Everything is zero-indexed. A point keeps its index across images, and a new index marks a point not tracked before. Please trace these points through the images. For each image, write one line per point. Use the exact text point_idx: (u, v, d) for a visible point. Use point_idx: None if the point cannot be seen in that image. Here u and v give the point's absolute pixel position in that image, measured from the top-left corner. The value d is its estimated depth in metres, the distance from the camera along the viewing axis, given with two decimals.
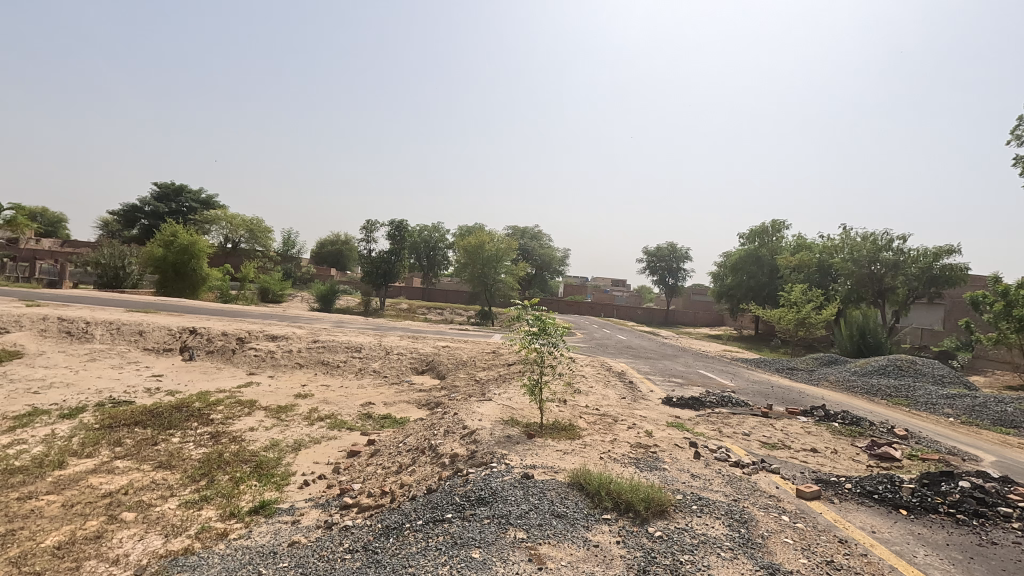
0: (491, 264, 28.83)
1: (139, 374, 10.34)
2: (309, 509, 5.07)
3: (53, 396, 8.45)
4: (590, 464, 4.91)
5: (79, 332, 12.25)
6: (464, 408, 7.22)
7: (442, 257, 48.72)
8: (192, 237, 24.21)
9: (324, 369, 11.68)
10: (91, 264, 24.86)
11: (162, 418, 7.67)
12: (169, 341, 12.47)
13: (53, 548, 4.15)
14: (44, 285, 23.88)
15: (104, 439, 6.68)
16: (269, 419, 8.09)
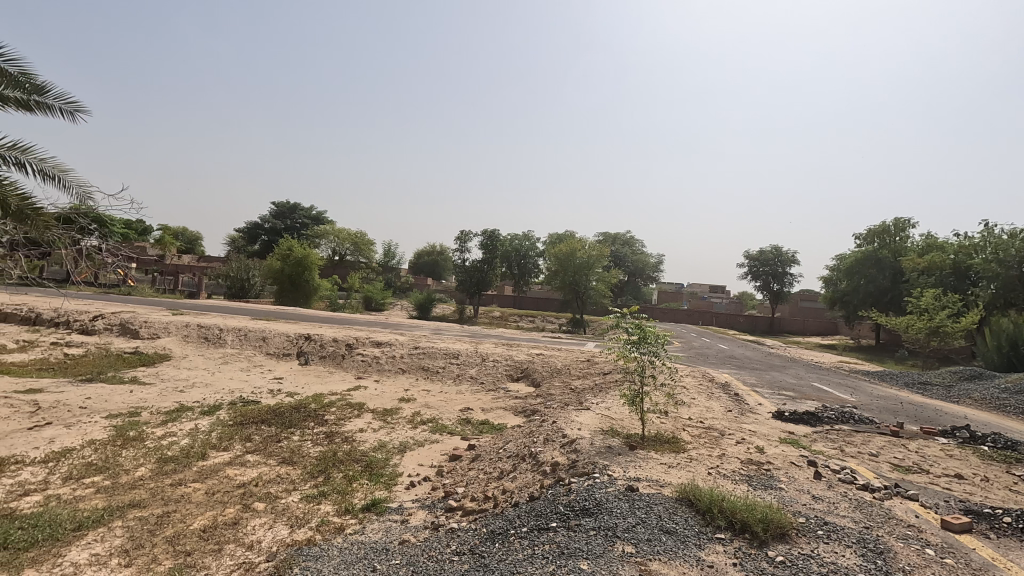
0: (582, 272, 28.64)
1: (264, 376, 11.38)
2: (416, 509, 5.29)
3: (195, 394, 9.52)
4: (698, 480, 4.68)
5: (214, 337, 13.74)
6: (562, 417, 7.19)
7: (533, 265, 49.25)
8: (305, 250, 26.36)
9: (425, 374, 12.14)
10: (223, 277, 27.91)
11: (284, 417, 8.37)
12: (287, 347, 13.59)
13: (200, 530, 4.65)
14: (185, 296, 27.15)
15: (237, 435, 7.42)
16: (377, 421, 8.55)
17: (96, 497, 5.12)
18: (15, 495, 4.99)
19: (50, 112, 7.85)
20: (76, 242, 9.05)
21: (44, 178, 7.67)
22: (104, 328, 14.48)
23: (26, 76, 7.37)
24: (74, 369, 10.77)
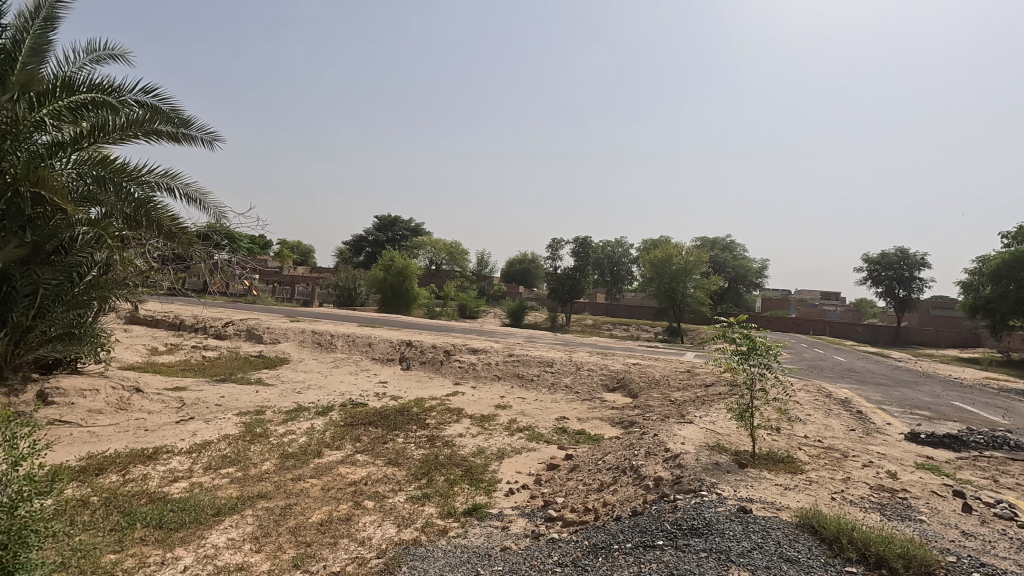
0: (678, 279, 27.61)
1: (370, 380, 12.06)
2: (516, 517, 5.32)
3: (311, 395, 10.29)
4: (821, 505, 4.29)
5: (326, 343, 14.81)
6: (664, 430, 6.92)
7: (626, 272, 48.26)
8: (405, 260, 27.75)
9: (520, 382, 12.25)
10: (333, 286, 30.09)
11: (389, 419, 8.81)
12: (390, 353, 14.32)
13: (318, 523, 4.99)
14: (300, 304, 29.60)
15: (348, 435, 7.91)
16: (475, 427, 8.74)
17: (231, 487, 5.66)
18: (166, 481, 5.66)
19: (193, 143, 8.89)
20: (210, 256, 10.18)
21: (188, 201, 8.74)
22: (235, 333, 16.10)
23: (175, 112, 8.43)
24: (210, 370, 12.06)
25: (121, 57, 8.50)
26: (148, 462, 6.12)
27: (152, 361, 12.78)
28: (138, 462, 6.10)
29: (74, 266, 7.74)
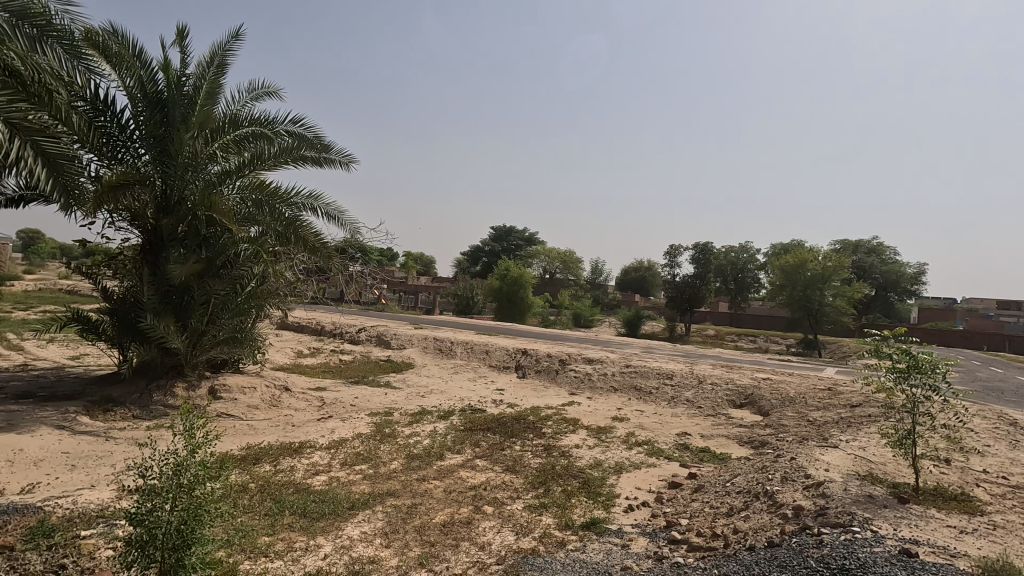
0: (814, 286, 25.18)
1: (487, 386, 12.38)
2: (637, 535, 5.10)
3: (433, 399, 10.79)
4: (1011, 556, 3.59)
5: (447, 349, 15.50)
6: (803, 453, 6.27)
7: (752, 279, 45.00)
8: (520, 270, 28.29)
9: (637, 394, 11.86)
10: (453, 295, 31.54)
11: (506, 426, 8.92)
12: (507, 360, 14.60)
13: (441, 524, 5.18)
14: (424, 312, 31.38)
15: (468, 440, 8.14)
16: (592, 438, 8.58)
17: (363, 483, 6.09)
18: (309, 473, 6.22)
19: (333, 166, 9.82)
20: (345, 267, 11.16)
21: (329, 219, 9.66)
22: (366, 339, 17.44)
23: (318, 139, 9.39)
24: (346, 373, 13.15)
25: (276, 94, 9.68)
26: (294, 455, 6.78)
27: (298, 363, 14.24)
28: (286, 454, 6.79)
29: (238, 279, 8.87)
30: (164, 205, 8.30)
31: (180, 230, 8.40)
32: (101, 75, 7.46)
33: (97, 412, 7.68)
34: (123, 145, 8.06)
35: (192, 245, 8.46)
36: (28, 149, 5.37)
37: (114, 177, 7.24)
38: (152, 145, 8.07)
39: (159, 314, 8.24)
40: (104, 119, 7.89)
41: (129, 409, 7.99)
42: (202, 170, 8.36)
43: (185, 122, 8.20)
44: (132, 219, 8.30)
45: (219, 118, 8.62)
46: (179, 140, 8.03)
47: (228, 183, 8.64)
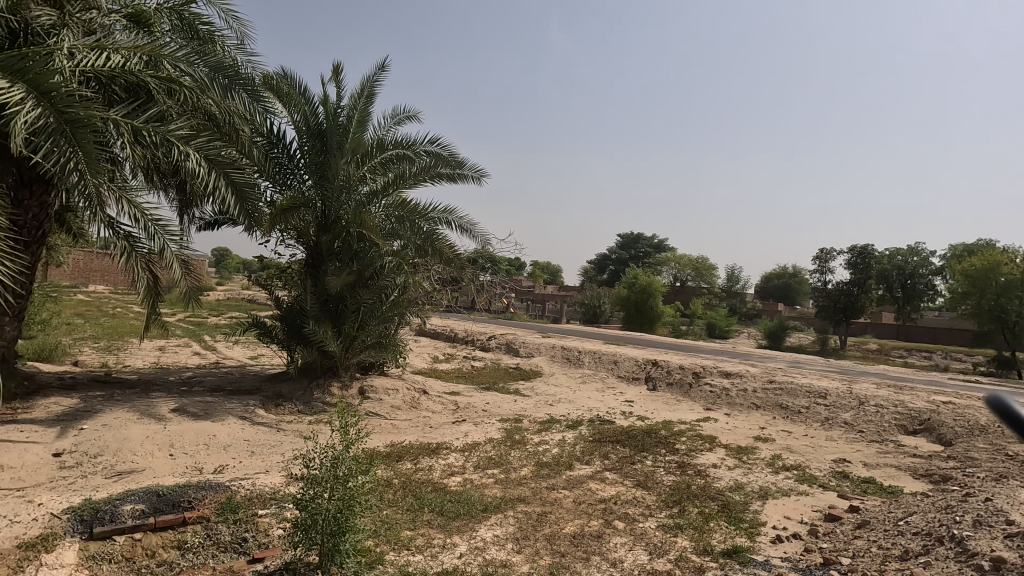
0: (1010, 295, 21.16)
1: (616, 397, 12.08)
2: (788, 570, 4.61)
3: (561, 408, 10.78)
4: None
5: (574, 359, 15.48)
6: (1002, 494, 5.23)
7: (925, 287, 39.08)
8: (649, 278, 27.41)
9: (783, 413, 10.81)
10: (579, 304, 31.49)
11: (637, 440, 8.49)
12: (636, 371, 14.16)
13: (571, 535, 5.13)
14: (551, 321, 31.71)
15: (596, 451, 7.87)
16: (731, 458, 7.96)
17: (495, 487, 6.24)
18: (445, 474, 6.53)
19: (466, 181, 10.35)
20: (477, 277, 11.65)
21: (462, 231, 10.16)
22: (496, 347, 18.01)
23: (452, 156, 9.96)
24: (477, 378, 13.66)
25: (416, 117, 10.45)
26: (432, 456, 7.17)
27: (434, 368, 15.10)
28: (425, 454, 7.20)
29: (383, 289, 9.62)
30: (323, 224, 9.33)
31: (335, 246, 9.38)
32: (275, 113, 8.63)
33: (270, 406, 8.80)
34: (292, 172, 9.23)
35: (346, 259, 9.39)
36: (222, 180, 6.40)
37: (284, 202, 8.33)
38: (314, 171, 9.13)
39: (319, 321, 9.25)
40: (278, 150, 9.11)
41: (295, 405, 9.05)
42: (354, 191, 9.28)
43: (340, 149, 9.17)
44: (298, 237, 9.45)
45: (368, 144, 9.53)
46: (335, 165, 9.00)
47: (375, 201, 9.49)
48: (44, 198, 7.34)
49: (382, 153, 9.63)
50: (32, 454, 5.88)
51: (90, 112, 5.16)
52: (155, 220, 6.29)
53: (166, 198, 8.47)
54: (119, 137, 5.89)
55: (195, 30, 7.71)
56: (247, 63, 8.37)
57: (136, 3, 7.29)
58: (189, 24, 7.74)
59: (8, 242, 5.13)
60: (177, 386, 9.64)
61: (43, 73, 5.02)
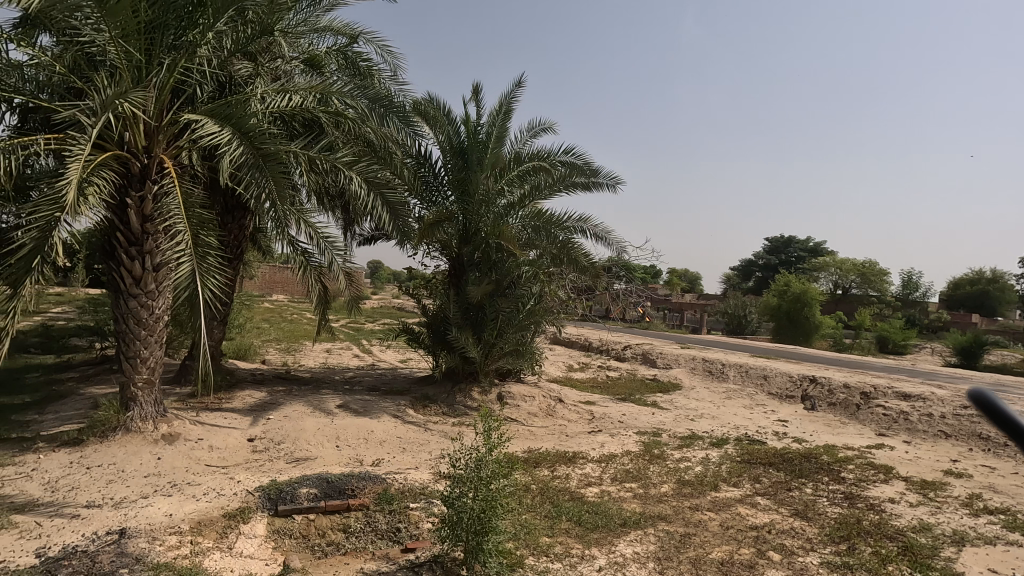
0: None
1: (767, 416, 11.05)
2: None
3: (704, 424, 10.13)
4: None
5: (717, 372, 14.56)
6: None
7: None
8: (804, 285, 24.81)
9: (984, 446, 9.05)
10: (722, 314, 29.53)
11: (793, 464, 7.70)
12: (790, 388, 12.86)
13: (718, 561, 4.76)
14: (690, 331, 30.14)
15: (745, 473, 7.28)
16: (914, 494, 6.82)
17: (634, 502, 6.04)
18: (582, 484, 6.49)
19: (601, 189, 10.29)
20: (612, 285, 11.49)
21: (597, 239, 10.11)
22: (632, 357, 17.55)
23: (588, 165, 9.97)
24: (613, 389, 13.42)
25: (551, 129, 10.65)
26: (568, 464, 7.17)
27: (569, 376, 15.15)
28: (562, 462, 7.23)
29: (520, 298, 9.92)
30: (465, 236, 9.89)
31: (476, 256, 9.87)
32: (423, 135, 9.35)
33: (418, 406, 9.46)
34: (437, 189, 9.93)
35: (485, 269, 9.83)
36: (379, 199, 7.07)
37: (431, 217, 8.98)
38: (457, 187, 9.71)
39: (462, 328, 9.77)
40: (425, 169, 9.85)
41: (440, 407, 9.63)
42: (493, 204, 9.70)
43: (480, 165, 9.64)
44: (442, 249, 10.10)
45: (506, 158, 9.91)
46: (476, 181, 9.49)
47: (512, 213, 9.83)
48: (242, 221, 8.71)
49: (519, 166, 9.95)
50: (232, 438, 6.96)
51: (278, 147, 6.03)
52: (325, 237, 7.15)
53: (334, 217, 9.60)
54: (299, 167, 6.83)
55: (357, 67, 8.65)
56: (399, 92, 9.19)
57: (312, 49, 8.39)
58: (352, 62, 8.71)
59: (218, 259, 6.17)
60: (341, 384, 10.79)
61: (244, 117, 5.98)
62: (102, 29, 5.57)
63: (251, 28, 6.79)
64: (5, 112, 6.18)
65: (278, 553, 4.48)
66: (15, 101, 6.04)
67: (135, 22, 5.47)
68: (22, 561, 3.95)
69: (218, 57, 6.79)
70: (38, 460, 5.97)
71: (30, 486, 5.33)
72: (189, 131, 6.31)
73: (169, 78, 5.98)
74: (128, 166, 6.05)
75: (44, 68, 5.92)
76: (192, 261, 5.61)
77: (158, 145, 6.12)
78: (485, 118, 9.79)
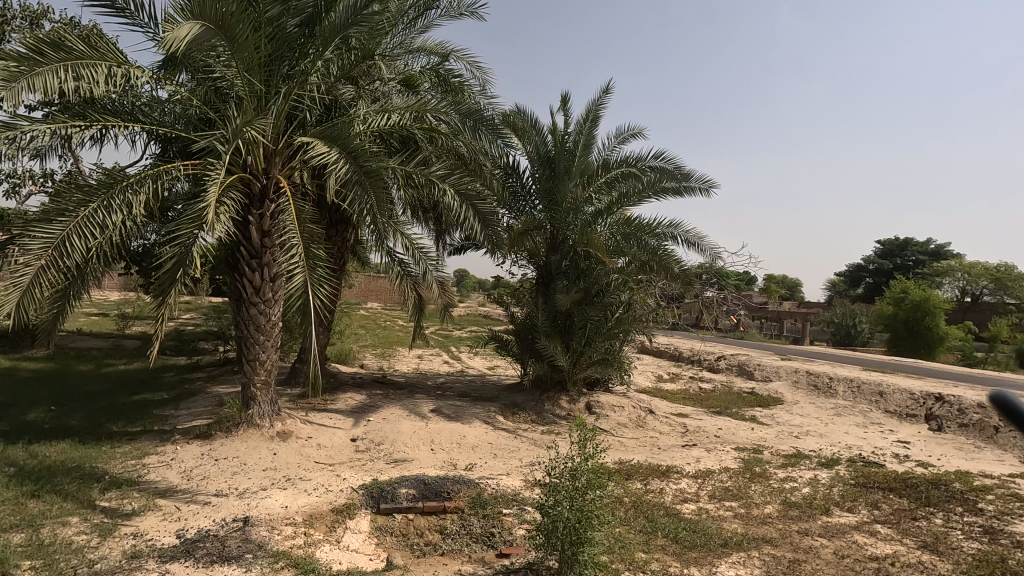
0: None
1: (885, 436, 10.04)
2: None
3: (810, 443, 9.40)
4: None
5: (824, 387, 13.52)
6: None
7: None
8: (924, 291, 22.38)
9: None
10: (828, 323, 27.38)
11: (918, 490, 6.93)
12: (911, 407, 11.63)
13: None
14: (791, 342, 28.19)
15: (861, 497, 6.66)
16: None
17: (735, 522, 5.72)
18: (678, 499, 6.25)
19: (692, 193, 9.96)
20: (705, 293, 11.03)
21: (689, 245, 9.76)
22: (727, 368, 16.71)
23: (678, 169, 9.69)
24: (707, 401, 12.84)
25: (640, 133, 10.47)
26: (662, 478, 6.95)
27: (659, 387, 14.70)
28: (655, 475, 7.01)
29: (609, 306, 9.79)
30: (553, 244, 9.95)
31: (564, 264, 9.91)
32: (511, 146, 9.53)
33: (507, 413, 9.59)
34: (525, 199, 10.08)
35: (573, 277, 9.81)
36: (470, 210, 7.29)
37: (519, 226, 9.14)
38: (544, 196, 9.80)
39: (550, 336, 9.79)
40: (513, 180, 10.03)
41: (529, 414, 9.70)
42: (581, 212, 9.67)
43: (568, 173, 9.66)
44: (530, 258, 10.21)
45: (594, 165, 9.86)
46: (564, 189, 9.52)
47: (600, 220, 9.74)
48: (344, 234, 9.32)
49: (607, 173, 9.86)
50: (337, 437, 7.43)
51: (379, 164, 6.41)
52: (420, 248, 7.47)
53: (427, 229, 10.05)
54: (397, 182, 7.21)
55: (449, 84, 8.99)
56: (488, 105, 9.43)
57: (407, 70, 8.84)
58: (444, 80, 9.07)
59: (326, 270, 6.64)
60: (433, 389, 11.18)
61: (349, 137, 6.42)
62: (231, 64, 6.21)
63: (354, 55, 7.29)
64: (152, 143, 7.04)
65: (380, 549, 4.71)
66: (160, 134, 6.88)
67: (257, 57, 6.06)
68: (166, 541, 4.45)
69: (326, 83, 7.34)
70: (176, 451, 6.70)
71: (170, 473, 5.99)
72: (301, 153, 6.88)
73: (285, 105, 6.55)
74: (250, 187, 6.69)
75: (183, 102, 6.69)
76: (304, 272, 6.09)
77: (275, 166, 6.71)
78: (572, 126, 9.79)
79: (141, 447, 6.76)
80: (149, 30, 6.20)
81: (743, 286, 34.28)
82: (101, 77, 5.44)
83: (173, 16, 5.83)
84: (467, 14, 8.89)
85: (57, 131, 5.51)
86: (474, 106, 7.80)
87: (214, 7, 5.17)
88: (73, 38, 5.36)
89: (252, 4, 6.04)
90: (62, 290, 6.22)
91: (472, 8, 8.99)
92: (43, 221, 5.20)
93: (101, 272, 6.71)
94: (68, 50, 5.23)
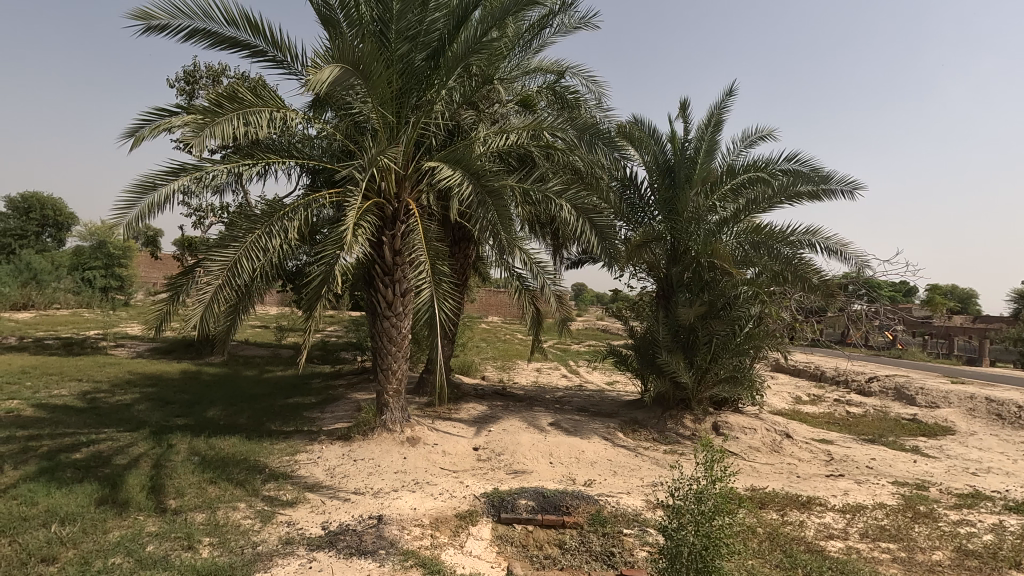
0: None
1: None
2: None
3: (994, 482, 7.97)
4: None
5: (1011, 417, 11.43)
6: None
7: None
8: None
9: None
10: (1015, 340, 23.20)
11: None
12: None
13: None
14: (965, 361, 24.27)
15: None
16: None
17: (894, 567, 5.02)
18: (822, 535, 5.62)
19: (833, 196, 9.07)
20: (849, 305, 9.93)
21: (829, 253, 8.88)
22: (882, 391, 14.80)
23: (815, 171, 8.91)
24: (857, 428, 11.42)
25: (769, 136, 9.79)
26: (803, 510, 6.30)
27: (798, 409, 13.42)
28: (794, 506, 6.38)
29: (736, 320, 9.16)
30: (674, 256, 9.60)
31: (686, 277, 9.52)
32: (627, 157, 9.39)
33: (628, 430, 9.33)
34: (644, 210, 9.89)
35: (696, 290, 9.37)
36: (587, 224, 7.22)
37: (638, 237, 8.99)
38: (664, 207, 9.52)
39: (673, 352, 9.33)
40: (630, 192, 9.88)
41: (651, 432, 9.36)
42: (704, 221, 9.24)
43: (688, 181, 9.31)
44: (650, 271, 9.95)
45: (717, 172, 9.39)
46: (685, 197, 9.18)
47: (725, 229, 9.24)
48: (467, 251, 9.79)
49: (732, 179, 9.35)
50: (461, 445, 7.74)
51: (499, 182, 6.66)
52: (538, 262, 7.55)
53: (545, 243, 10.24)
54: (515, 199, 7.43)
55: (565, 100, 9.21)
56: (604, 118, 9.42)
57: (524, 90, 9.09)
58: (560, 97, 9.24)
59: (451, 285, 7.00)
60: (552, 403, 11.24)
61: (471, 159, 6.75)
62: (368, 100, 6.87)
63: (475, 80, 7.72)
64: (304, 175, 7.98)
65: (501, 558, 4.78)
66: (310, 166, 7.78)
67: (390, 91, 6.64)
68: (313, 531, 4.93)
69: (451, 110, 7.81)
70: (321, 450, 7.42)
71: (317, 470, 6.66)
72: (428, 177, 7.37)
73: (414, 133, 7.11)
74: (383, 210, 7.30)
75: (329, 138, 7.52)
76: (430, 288, 6.48)
77: (405, 190, 7.28)
78: (692, 133, 9.44)
79: (293, 446, 7.58)
80: (302, 76, 7.07)
81: (900, 298, 30.36)
82: (264, 121, 6.29)
83: (320, 61, 6.60)
84: (581, 28, 8.99)
85: (233, 169, 6.46)
86: (590, 119, 7.85)
87: (352, 49, 5.76)
88: (245, 90, 6.28)
89: (385, 45, 6.66)
90: (235, 305, 7.22)
91: (585, 21, 9.08)
92: (221, 247, 6.10)
93: (264, 290, 7.69)
94: (240, 100, 6.14)
